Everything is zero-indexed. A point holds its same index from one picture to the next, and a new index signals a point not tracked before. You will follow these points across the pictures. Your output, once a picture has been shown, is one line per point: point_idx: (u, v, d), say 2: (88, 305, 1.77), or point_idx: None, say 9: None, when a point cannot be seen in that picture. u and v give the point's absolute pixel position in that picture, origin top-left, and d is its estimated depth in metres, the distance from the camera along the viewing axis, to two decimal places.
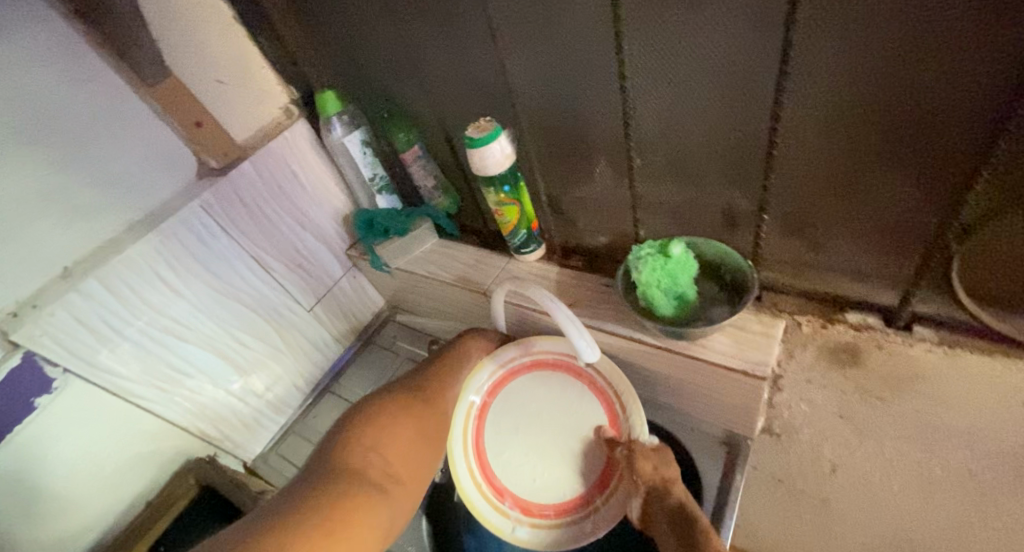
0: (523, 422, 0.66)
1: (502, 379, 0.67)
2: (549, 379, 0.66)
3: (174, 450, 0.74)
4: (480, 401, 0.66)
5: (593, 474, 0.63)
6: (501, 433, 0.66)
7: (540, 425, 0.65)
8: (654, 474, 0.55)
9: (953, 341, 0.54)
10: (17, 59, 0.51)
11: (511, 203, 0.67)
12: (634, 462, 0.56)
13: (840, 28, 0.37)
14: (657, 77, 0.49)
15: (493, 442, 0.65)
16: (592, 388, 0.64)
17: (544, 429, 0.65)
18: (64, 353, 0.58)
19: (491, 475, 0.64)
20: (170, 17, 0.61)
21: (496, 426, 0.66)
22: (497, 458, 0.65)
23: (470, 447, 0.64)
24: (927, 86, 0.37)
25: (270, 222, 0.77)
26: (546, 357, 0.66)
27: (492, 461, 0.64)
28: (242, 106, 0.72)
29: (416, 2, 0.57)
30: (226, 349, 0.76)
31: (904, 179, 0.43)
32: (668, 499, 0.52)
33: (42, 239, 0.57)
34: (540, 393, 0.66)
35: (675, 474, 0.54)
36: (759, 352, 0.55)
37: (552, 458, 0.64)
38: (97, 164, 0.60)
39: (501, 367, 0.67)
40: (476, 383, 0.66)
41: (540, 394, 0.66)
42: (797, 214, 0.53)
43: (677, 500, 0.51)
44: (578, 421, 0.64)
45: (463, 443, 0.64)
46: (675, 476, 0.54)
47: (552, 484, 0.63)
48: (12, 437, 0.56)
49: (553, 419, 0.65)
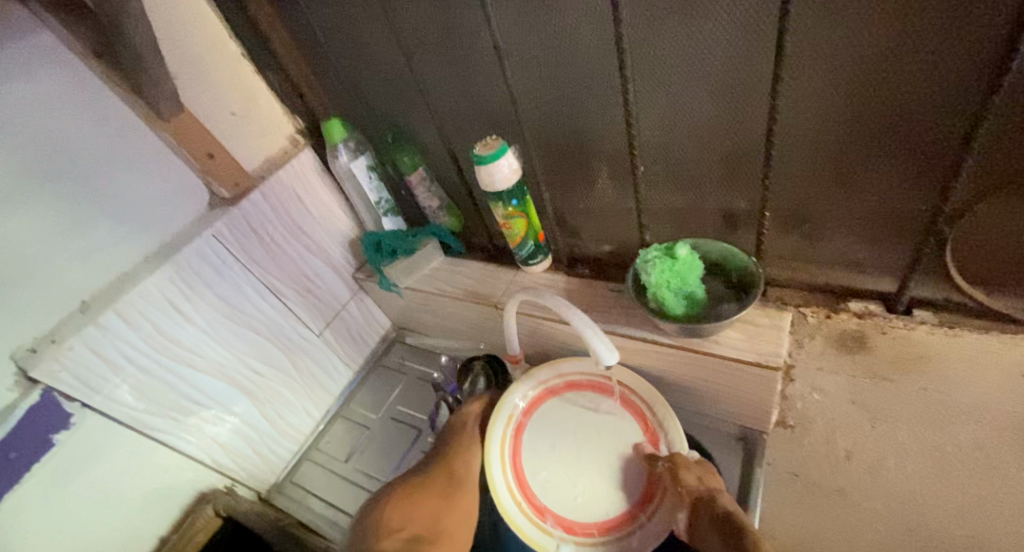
0: (560, 441, 0.67)
1: (535, 399, 0.69)
2: (581, 397, 0.69)
3: (189, 484, 0.73)
4: (515, 420, 0.68)
5: (634, 490, 0.63)
6: (537, 453, 0.66)
7: (576, 442, 0.66)
8: (699, 484, 0.54)
9: (952, 321, 0.53)
10: (37, 101, 0.52)
11: (519, 216, 0.69)
12: (677, 473, 0.57)
13: (830, 32, 0.40)
14: (657, 88, 0.52)
15: (530, 462, 0.66)
16: (625, 404, 0.67)
17: (581, 447, 0.66)
18: (82, 386, 0.58)
19: (531, 495, 0.64)
20: (183, 55, 0.63)
21: (533, 446, 0.67)
22: (537, 478, 0.65)
23: (508, 467, 0.65)
24: (911, 82, 0.40)
25: (280, 249, 0.78)
26: (577, 378, 0.69)
27: (531, 481, 0.65)
28: (252, 137, 0.74)
29: (422, 29, 0.59)
30: (240, 378, 0.76)
31: (895, 172, 0.47)
32: (715, 506, 0.50)
33: (60, 273, 0.57)
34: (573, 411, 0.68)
35: (720, 485, 0.54)
36: (770, 344, 0.57)
37: (591, 474, 0.64)
38: (114, 198, 0.61)
39: (534, 389, 0.69)
40: (511, 401, 0.68)
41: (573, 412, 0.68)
42: (796, 212, 0.56)
43: (726, 506, 0.50)
44: (613, 437, 0.66)
45: (501, 462, 0.65)
46: (719, 486, 0.54)
47: (593, 499, 0.63)
48: (29, 476, 0.56)
49: (588, 437, 0.66)
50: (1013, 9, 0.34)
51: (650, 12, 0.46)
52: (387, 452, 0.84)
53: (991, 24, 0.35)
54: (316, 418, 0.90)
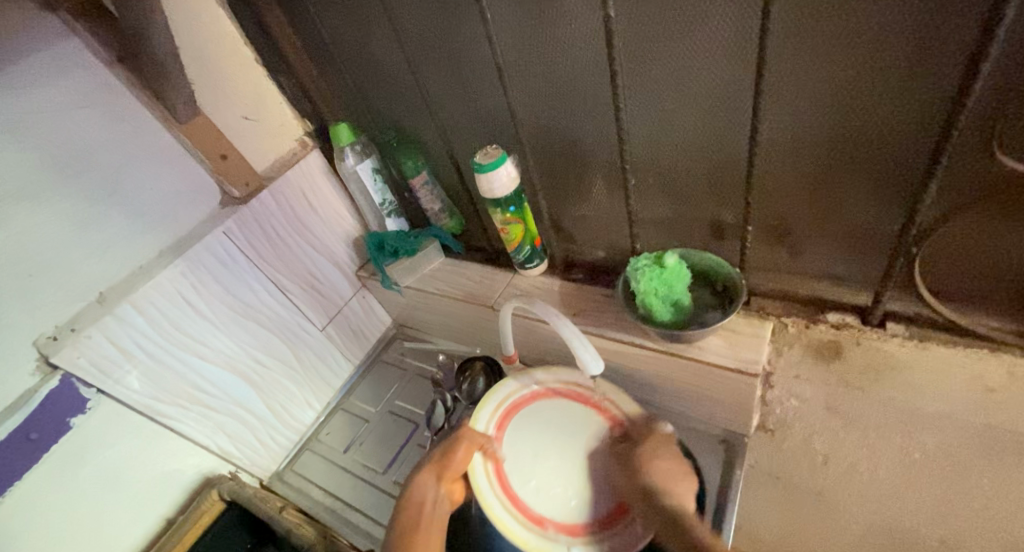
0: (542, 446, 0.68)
1: (506, 414, 0.70)
2: (552, 405, 0.71)
3: (195, 469, 0.76)
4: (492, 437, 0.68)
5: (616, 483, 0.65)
6: (520, 465, 0.67)
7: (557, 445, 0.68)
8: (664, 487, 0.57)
9: (923, 334, 0.58)
10: (64, 103, 0.56)
11: (516, 221, 0.72)
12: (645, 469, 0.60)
13: (806, 60, 0.43)
14: (648, 106, 0.55)
15: (516, 475, 0.66)
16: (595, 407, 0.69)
17: (561, 450, 0.68)
18: (98, 372, 0.62)
19: (526, 507, 0.64)
20: (200, 61, 0.66)
21: (513, 455, 0.68)
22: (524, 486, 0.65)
23: (494, 479, 0.65)
24: (880, 109, 0.43)
25: (287, 247, 0.81)
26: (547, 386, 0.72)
27: (522, 494, 0.65)
28: (263, 139, 0.77)
29: (428, 42, 0.63)
30: (246, 368, 0.80)
31: (868, 193, 0.50)
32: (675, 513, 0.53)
33: (82, 266, 0.61)
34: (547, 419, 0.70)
35: (682, 489, 0.57)
36: (750, 351, 0.60)
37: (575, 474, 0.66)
38: (133, 197, 0.64)
39: (507, 401, 0.71)
40: (482, 419, 0.69)
41: (547, 420, 0.70)
42: (778, 227, 0.59)
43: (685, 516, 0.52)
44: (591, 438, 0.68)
45: (486, 475, 0.65)
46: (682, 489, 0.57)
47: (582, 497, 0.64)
48: (47, 455, 0.60)
49: (567, 441, 0.68)
50: (966, 50, 0.37)
51: (642, 36, 0.49)
52: (385, 442, 0.87)
53: (947, 62, 0.38)
54: (318, 410, 0.93)
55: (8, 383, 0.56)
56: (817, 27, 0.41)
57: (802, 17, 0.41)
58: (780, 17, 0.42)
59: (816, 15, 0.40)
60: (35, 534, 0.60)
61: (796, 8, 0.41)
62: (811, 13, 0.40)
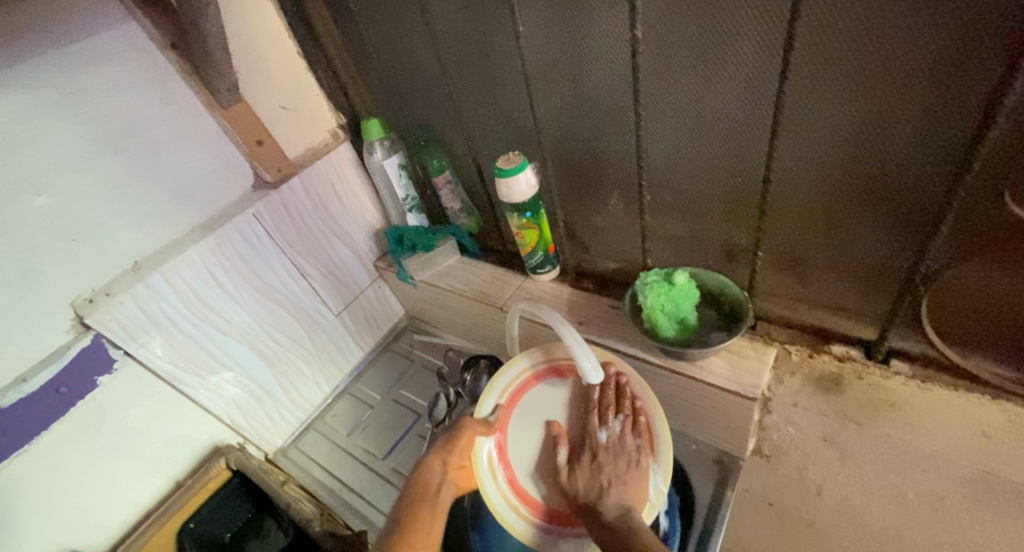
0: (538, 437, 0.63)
1: (516, 390, 0.65)
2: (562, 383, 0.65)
3: (207, 437, 0.80)
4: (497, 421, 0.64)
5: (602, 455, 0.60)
6: (521, 450, 0.63)
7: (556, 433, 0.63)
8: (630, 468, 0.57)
9: (927, 376, 0.57)
10: (120, 83, 0.60)
11: (532, 227, 0.74)
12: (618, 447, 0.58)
13: (826, 93, 0.44)
14: (668, 126, 0.56)
15: (517, 458, 0.62)
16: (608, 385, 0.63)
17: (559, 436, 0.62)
18: (126, 335, 0.65)
19: (522, 492, 0.61)
20: (246, 51, 0.70)
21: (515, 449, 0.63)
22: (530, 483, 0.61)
23: (501, 477, 0.61)
24: (896, 146, 0.44)
25: (311, 232, 0.84)
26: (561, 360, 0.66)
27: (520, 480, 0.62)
28: (298, 129, 0.81)
29: (461, 47, 0.65)
30: (262, 345, 0.83)
31: (881, 227, 0.50)
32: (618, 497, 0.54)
33: (122, 236, 0.65)
34: (555, 399, 0.65)
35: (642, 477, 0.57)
36: (751, 375, 0.61)
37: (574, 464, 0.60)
38: (173, 174, 0.68)
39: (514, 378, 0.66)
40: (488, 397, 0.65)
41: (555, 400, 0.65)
42: (790, 254, 0.59)
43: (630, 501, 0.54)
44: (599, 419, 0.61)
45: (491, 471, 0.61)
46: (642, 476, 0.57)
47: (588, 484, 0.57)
48: (74, 409, 0.64)
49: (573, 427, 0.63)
50: (985, 95, 0.37)
51: (667, 57, 0.50)
52: (387, 429, 0.90)
53: (965, 105, 0.39)
54: (326, 391, 0.96)
55: (44, 338, 0.60)
56: (838, 61, 0.42)
57: (825, 50, 0.42)
58: (802, 50, 0.43)
59: (838, 49, 0.41)
60: (54, 480, 0.64)
61: (818, 43, 0.42)
62: (832, 48, 0.41)
